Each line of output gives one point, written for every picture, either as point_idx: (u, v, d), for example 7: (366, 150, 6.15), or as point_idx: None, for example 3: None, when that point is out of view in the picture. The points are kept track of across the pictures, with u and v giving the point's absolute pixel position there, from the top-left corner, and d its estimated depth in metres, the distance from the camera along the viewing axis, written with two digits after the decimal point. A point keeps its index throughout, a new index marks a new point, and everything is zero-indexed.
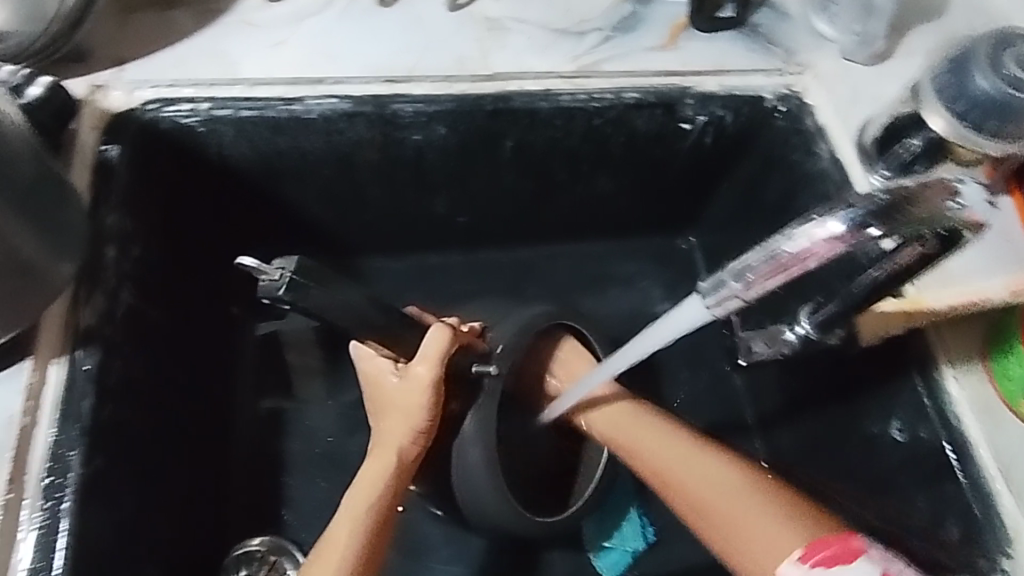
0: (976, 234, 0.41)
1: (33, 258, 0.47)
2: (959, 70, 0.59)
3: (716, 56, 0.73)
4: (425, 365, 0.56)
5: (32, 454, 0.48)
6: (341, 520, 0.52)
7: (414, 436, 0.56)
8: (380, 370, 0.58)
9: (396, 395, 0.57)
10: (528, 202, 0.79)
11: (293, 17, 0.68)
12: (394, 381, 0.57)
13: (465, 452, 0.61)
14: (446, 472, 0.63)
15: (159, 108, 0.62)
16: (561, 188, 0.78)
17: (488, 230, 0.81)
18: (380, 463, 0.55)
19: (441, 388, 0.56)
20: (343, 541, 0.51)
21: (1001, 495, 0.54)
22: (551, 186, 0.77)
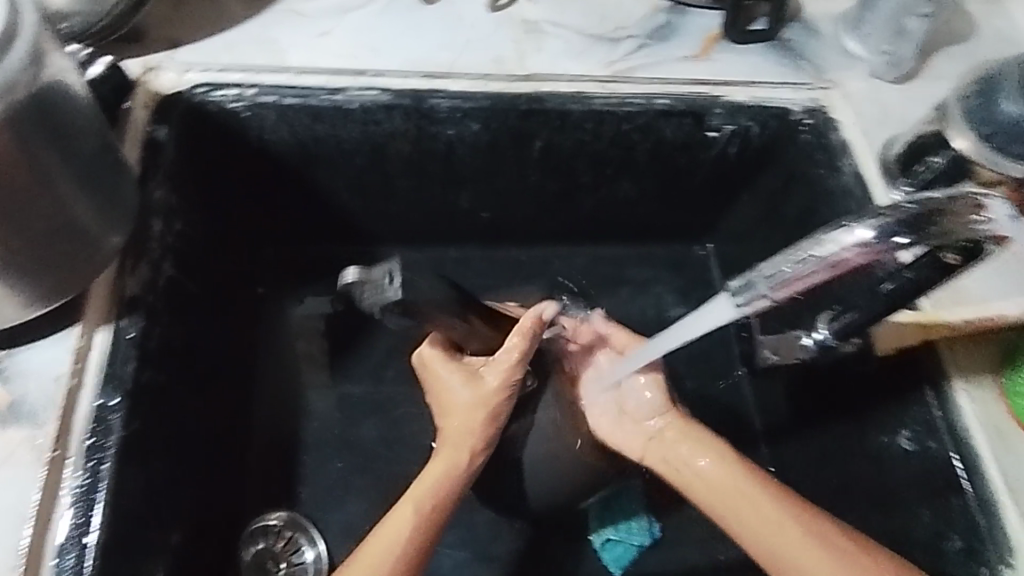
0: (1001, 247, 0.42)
1: (88, 228, 0.50)
2: (988, 94, 0.60)
3: (746, 69, 0.75)
4: (495, 375, 0.58)
5: (75, 413, 0.50)
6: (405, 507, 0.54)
7: (488, 440, 0.57)
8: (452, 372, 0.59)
9: (469, 404, 0.58)
10: (552, 202, 0.81)
11: (339, 10, 0.70)
12: (464, 389, 0.58)
13: (537, 429, 0.66)
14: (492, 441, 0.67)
15: (207, 91, 0.64)
16: (586, 190, 0.80)
17: (510, 227, 0.83)
18: (449, 460, 0.56)
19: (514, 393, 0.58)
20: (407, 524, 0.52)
21: (1007, 510, 0.55)
22: (577, 188, 0.79)
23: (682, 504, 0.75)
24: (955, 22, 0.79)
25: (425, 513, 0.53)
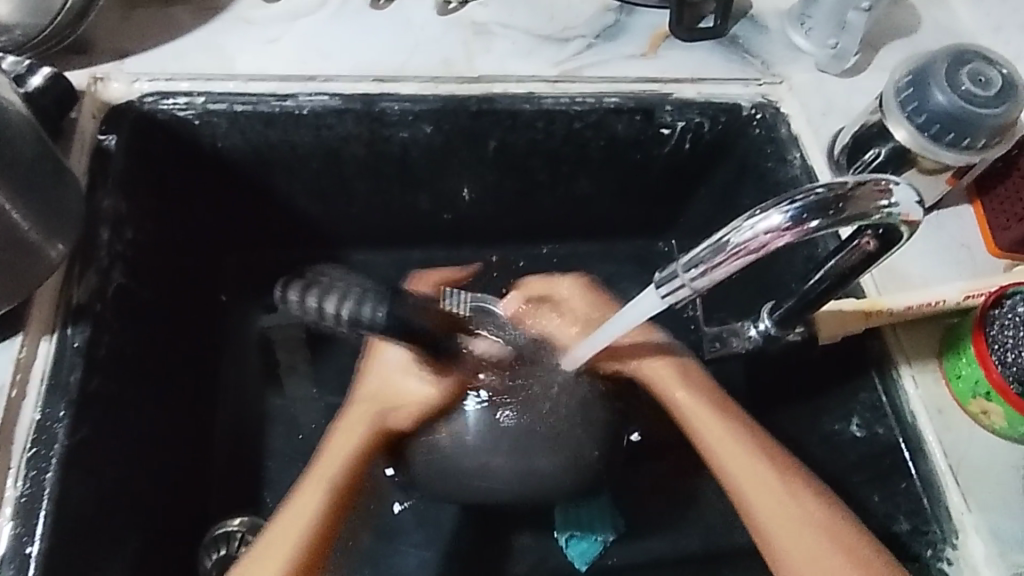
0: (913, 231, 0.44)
1: (28, 238, 0.50)
2: (920, 83, 0.62)
3: (695, 65, 0.76)
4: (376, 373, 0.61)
5: (19, 423, 0.50)
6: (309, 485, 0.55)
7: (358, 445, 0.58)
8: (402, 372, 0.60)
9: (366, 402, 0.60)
10: (512, 202, 0.81)
11: (289, 17, 0.71)
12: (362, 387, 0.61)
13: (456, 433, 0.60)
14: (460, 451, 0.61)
15: (157, 100, 0.64)
16: (544, 189, 0.81)
17: (472, 228, 0.84)
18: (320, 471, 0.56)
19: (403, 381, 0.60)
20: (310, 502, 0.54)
21: (950, 491, 0.56)
22: (535, 186, 0.80)
23: (647, 497, 0.76)
24: (899, 15, 0.81)
25: (329, 489, 0.55)
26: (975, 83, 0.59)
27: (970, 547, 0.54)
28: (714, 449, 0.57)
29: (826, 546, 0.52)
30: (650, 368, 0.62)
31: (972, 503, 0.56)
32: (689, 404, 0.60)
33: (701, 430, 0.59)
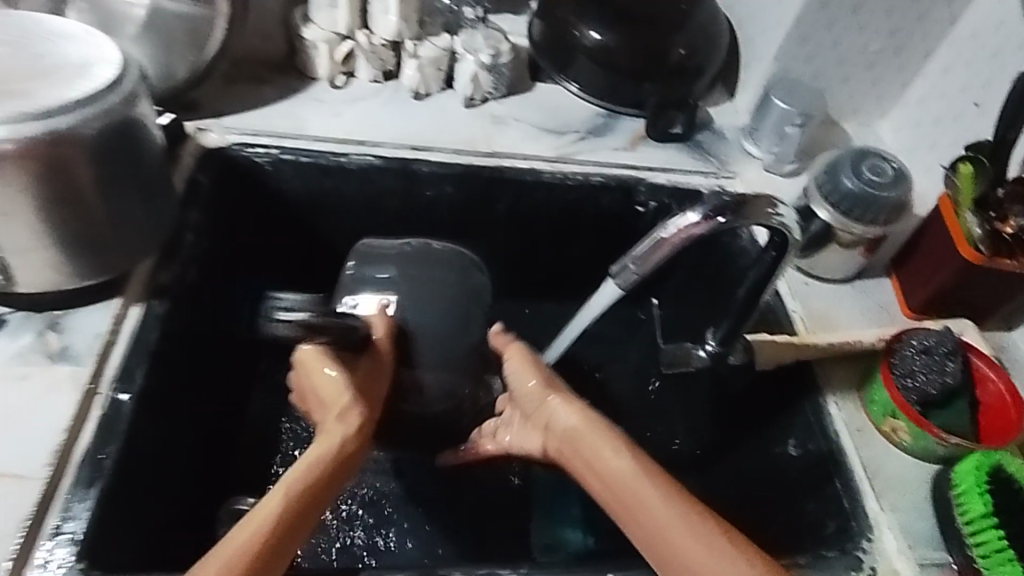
0: (802, 240, 0.58)
1: (142, 221, 0.64)
2: (833, 172, 0.79)
3: (665, 159, 0.96)
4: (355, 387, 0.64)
5: (109, 361, 0.61)
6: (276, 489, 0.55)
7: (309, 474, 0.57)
8: (339, 391, 0.64)
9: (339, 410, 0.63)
10: (514, 259, 0.98)
11: (349, 98, 0.91)
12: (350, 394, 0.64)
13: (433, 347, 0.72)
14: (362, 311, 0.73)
15: (241, 148, 0.83)
16: (541, 250, 0.98)
17: None
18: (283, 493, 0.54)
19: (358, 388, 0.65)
20: (278, 497, 0.53)
21: (867, 493, 0.67)
22: (532, 248, 0.97)
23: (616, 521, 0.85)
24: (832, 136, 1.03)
25: (266, 530, 0.51)
26: (874, 173, 0.77)
27: (884, 540, 0.64)
28: (637, 504, 0.55)
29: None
30: (561, 419, 0.64)
31: (885, 504, 0.66)
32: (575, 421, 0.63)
33: (613, 476, 0.58)
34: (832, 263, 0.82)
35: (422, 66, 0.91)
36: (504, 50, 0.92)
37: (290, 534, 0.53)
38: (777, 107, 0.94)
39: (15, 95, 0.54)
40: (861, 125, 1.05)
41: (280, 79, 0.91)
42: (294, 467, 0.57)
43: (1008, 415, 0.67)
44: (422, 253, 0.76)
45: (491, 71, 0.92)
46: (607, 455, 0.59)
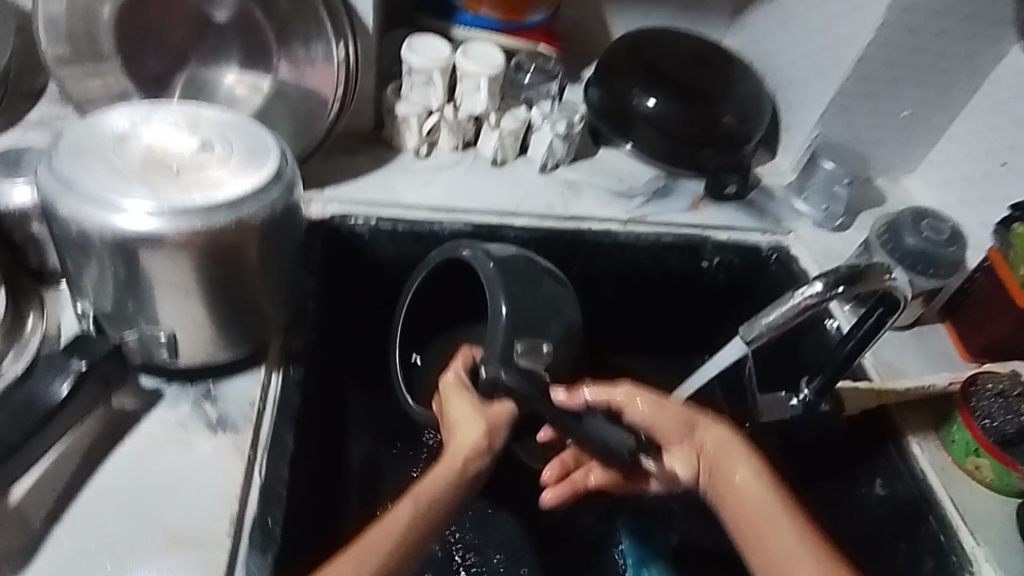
0: (908, 300, 0.64)
1: (282, 294, 0.67)
2: (894, 230, 0.86)
3: (725, 218, 1.03)
4: (473, 423, 0.69)
5: (260, 429, 0.65)
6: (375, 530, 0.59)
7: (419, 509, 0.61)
8: (463, 418, 0.70)
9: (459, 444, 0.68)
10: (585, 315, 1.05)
11: (435, 168, 0.97)
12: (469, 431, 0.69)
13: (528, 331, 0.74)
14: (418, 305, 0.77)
15: (343, 219, 0.88)
16: (611, 305, 1.04)
17: None
18: (390, 529, 0.59)
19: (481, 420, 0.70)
20: (385, 536, 0.58)
21: (961, 529, 0.72)
22: (603, 303, 1.04)
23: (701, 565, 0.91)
24: (868, 193, 1.12)
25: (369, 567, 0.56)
26: (933, 231, 0.85)
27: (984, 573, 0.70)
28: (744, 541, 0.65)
29: None
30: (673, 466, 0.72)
31: (979, 539, 0.72)
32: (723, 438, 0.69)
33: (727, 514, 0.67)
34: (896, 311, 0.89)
35: (503, 137, 0.97)
36: (577, 121, 0.99)
37: None
38: (826, 167, 1.04)
39: (198, 187, 0.57)
40: (891, 182, 1.15)
41: (371, 150, 0.97)
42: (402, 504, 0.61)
43: None
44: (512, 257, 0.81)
45: (565, 140, 0.99)
46: (742, 489, 0.66)
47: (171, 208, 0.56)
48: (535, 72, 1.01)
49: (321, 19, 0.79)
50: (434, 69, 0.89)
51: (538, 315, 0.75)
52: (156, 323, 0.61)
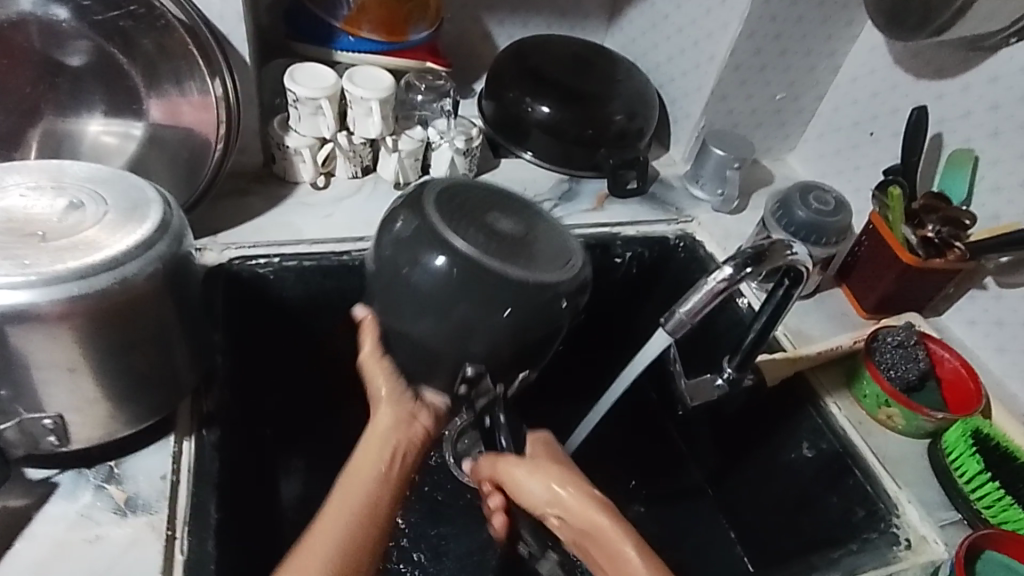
0: (810, 271, 0.68)
1: (186, 355, 0.63)
2: (784, 206, 0.91)
3: (630, 212, 1.07)
4: (392, 408, 0.73)
5: (179, 501, 0.60)
6: (320, 535, 0.59)
7: (360, 513, 0.62)
8: (387, 398, 0.74)
9: (382, 429, 0.71)
10: None
11: (335, 199, 0.94)
12: (389, 414, 0.72)
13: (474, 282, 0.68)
14: (373, 257, 0.74)
15: (243, 262, 0.83)
16: None
17: None
18: (319, 544, 0.58)
19: (405, 408, 0.73)
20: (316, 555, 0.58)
21: (884, 477, 0.77)
22: None
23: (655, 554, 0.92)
24: (754, 174, 1.19)
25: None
26: (820, 203, 0.90)
27: (908, 514, 0.74)
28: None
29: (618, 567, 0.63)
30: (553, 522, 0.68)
31: (900, 483, 0.77)
32: (569, 498, 0.67)
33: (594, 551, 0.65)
34: None
35: (402, 158, 0.96)
36: (475, 134, 0.98)
37: None
38: (715, 154, 1.08)
39: (73, 250, 0.52)
40: (773, 161, 1.23)
41: (264, 188, 0.92)
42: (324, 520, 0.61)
43: (967, 385, 0.81)
44: (450, 199, 0.73)
45: (466, 155, 0.98)
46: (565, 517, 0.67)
47: (44, 279, 0.50)
48: (420, 92, 1.00)
49: (193, 59, 0.75)
50: (320, 97, 0.86)
51: (500, 265, 0.69)
52: (42, 409, 0.55)
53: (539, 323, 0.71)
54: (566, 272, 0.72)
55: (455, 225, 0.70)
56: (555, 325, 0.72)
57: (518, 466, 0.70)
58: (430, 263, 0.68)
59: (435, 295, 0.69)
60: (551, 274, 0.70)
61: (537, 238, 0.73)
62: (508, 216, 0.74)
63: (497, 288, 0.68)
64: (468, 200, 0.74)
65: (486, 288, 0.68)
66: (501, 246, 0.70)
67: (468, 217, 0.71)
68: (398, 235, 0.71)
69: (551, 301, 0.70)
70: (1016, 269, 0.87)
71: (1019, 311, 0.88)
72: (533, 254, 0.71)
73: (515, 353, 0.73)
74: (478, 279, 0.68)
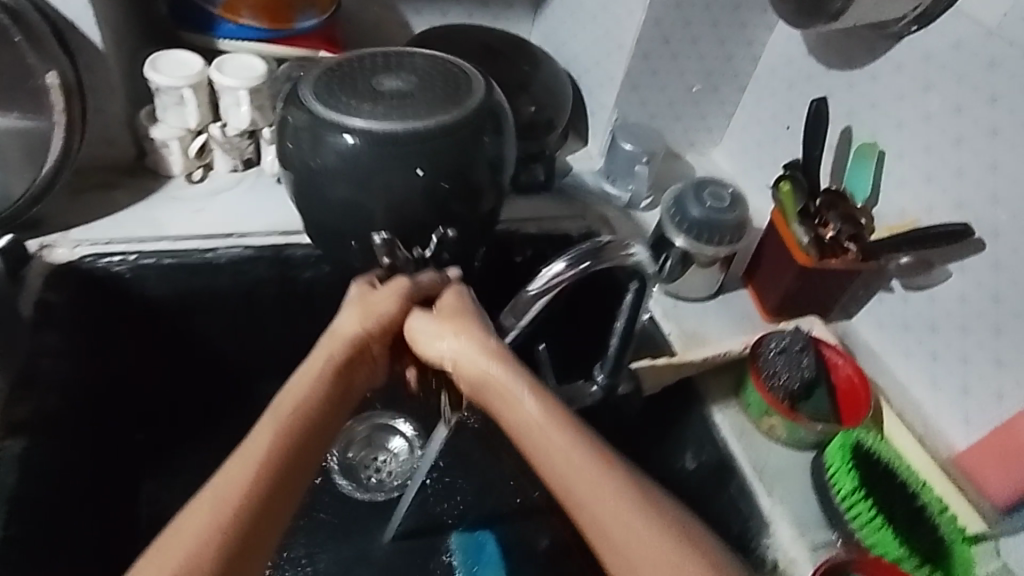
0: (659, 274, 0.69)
1: None
2: (678, 204, 0.86)
3: (532, 209, 1.03)
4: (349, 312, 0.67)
5: None
6: (241, 456, 0.55)
7: (284, 429, 0.57)
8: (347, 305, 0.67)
9: (345, 331, 0.66)
10: None
11: (210, 192, 0.89)
12: (344, 318, 0.66)
13: (386, 150, 0.68)
14: (280, 139, 0.73)
15: (95, 259, 0.79)
16: None
17: None
18: (244, 463, 0.55)
19: (373, 313, 0.66)
20: (248, 467, 0.54)
21: (761, 493, 0.72)
22: None
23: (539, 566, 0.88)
24: (675, 169, 1.15)
25: (201, 518, 0.51)
26: (714, 200, 0.85)
27: (779, 534, 0.70)
28: (561, 482, 0.57)
29: (564, 463, 0.57)
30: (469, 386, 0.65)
31: (777, 499, 0.72)
32: (456, 352, 0.65)
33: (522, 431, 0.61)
34: (699, 282, 0.90)
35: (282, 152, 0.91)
36: None
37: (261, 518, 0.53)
38: (623, 149, 1.03)
39: None
40: (698, 155, 1.18)
41: (132, 181, 0.88)
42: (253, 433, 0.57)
43: (858, 394, 0.76)
44: (338, 75, 0.73)
45: None
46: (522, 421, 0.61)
47: None
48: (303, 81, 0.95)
49: None
50: (184, 87, 0.81)
51: (401, 127, 0.68)
52: None
53: (464, 172, 0.71)
54: (443, 70, 0.74)
55: (345, 107, 0.70)
56: (483, 172, 0.72)
57: (425, 319, 0.67)
58: (337, 140, 0.68)
59: (358, 174, 0.69)
60: (460, 121, 0.70)
61: (430, 91, 0.72)
62: (395, 73, 0.73)
63: (414, 144, 0.68)
64: (356, 70, 0.73)
65: (399, 151, 0.68)
66: (400, 110, 0.69)
67: (357, 99, 0.70)
68: (300, 122, 0.71)
69: (474, 130, 0.70)
70: (921, 270, 0.81)
71: (924, 316, 0.82)
72: (439, 95, 0.71)
73: (452, 211, 0.73)
74: (390, 147, 0.68)
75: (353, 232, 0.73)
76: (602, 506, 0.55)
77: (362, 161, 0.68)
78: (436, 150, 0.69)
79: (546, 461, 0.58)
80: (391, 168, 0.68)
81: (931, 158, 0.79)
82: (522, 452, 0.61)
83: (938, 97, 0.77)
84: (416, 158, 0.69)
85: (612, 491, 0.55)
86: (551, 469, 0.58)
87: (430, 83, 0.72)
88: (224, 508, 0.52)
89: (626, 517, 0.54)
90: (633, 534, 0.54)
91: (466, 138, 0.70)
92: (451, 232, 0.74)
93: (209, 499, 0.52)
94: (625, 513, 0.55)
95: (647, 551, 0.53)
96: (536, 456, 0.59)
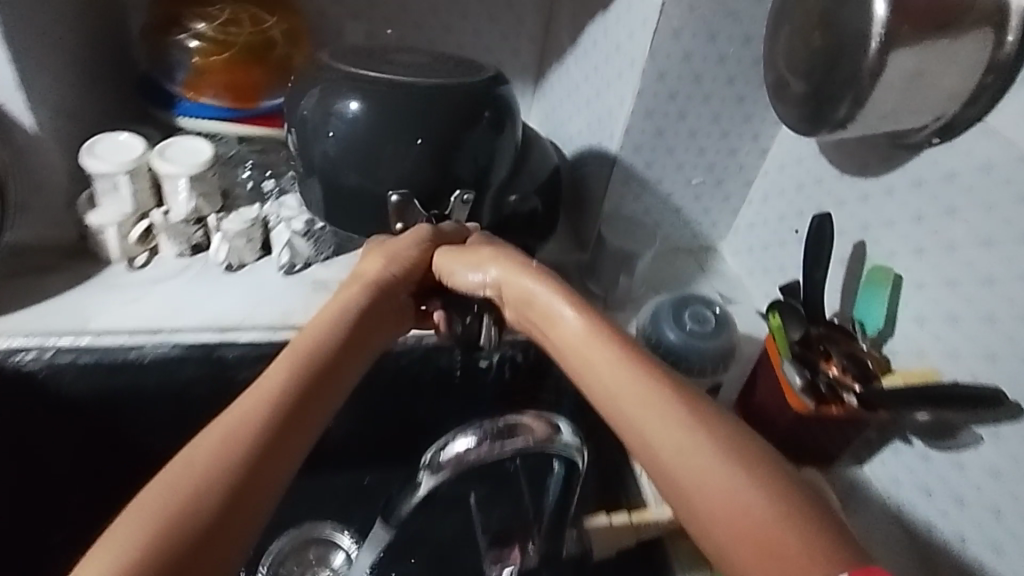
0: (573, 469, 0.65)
1: None
2: (654, 326, 0.76)
3: None
4: (382, 260, 0.71)
5: None
6: (260, 385, 0.52)
7: (301, 359, 0.56)
8: (372, 258, 0.72)
9: (372, 270, 0.70)
10: (368, 428, 0.93)
11: (151, 280, 0.83)
12: (378, 266, 0.70)
13: (395, 135, 0.77)
14: (293, 123, 0.82)
15: (8, 355, 0.74)
16: (385, 415, 0.93)
17: (326, 450, 0.94)
18: (260, 397, 0.51)
19: (391, 261, 0.71)
20: (266, 395, 0.51)
21: None
22: (376, 414, 0.92)
23: None
24: (674, 267, 1.03)
25: (257, 422, 0.49)
26: (695, 323, 0.75)
27: None
28: (616, 408, 0.52)
29: (636, 387, 0.51)
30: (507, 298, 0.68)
31: None
32: (501, 278, 0.68)
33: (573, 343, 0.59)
34: None
35: (230, 239, 0.84)
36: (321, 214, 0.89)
37: (272, 456, 0.48)
38: None
39: None
40: (700, 249, 1.07)
41: (72, 265, 0.83)
42: (267, 369, 0.54)
43: None
44: (350, 61, 0.82)
45: (308, 238, 0.87)
46: (561, 328, 0.61)
47: None
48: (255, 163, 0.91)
49: None
50: (120, 173, 0.77)
51: (406, 108, 0.77)
52: None
53: (473, 160, 0.80)
54: (462, 68, 0.84)
55: (361, 66, 0.81)
56: (482, 151, 0.80)
57: (449, 252, 0.73)
58: (345, 109, 0.77)
59: (371, 170, 0.78)
60: (461, 91, 0.78)
61: (438, 63, 0.84)
62: (401, 68, 0.82)
63: (411, 112, 0.77)
64: (371, 62, 0.83)
65: (401, 107, 0.76)
66: (405, 97, 0.77)
67: (372, 63, 0.82)
68: (309, 115, 0.79)
69: (463, 111, 0.78)
70: (944, 432, 0.67)
71: (948, 483, 0.68)
72: (435, 75, 0.81)
73: (447, 179, 0.80)
74: (390, 113, 0.76)
75: (371, 208, 0.82)
76: (667, 443, 0.47)
77: (364, 129, 0.77)
78: (436, 111, 0.77)
79: (606, 378, 0.54)
80: (400, 147, 0.77)
81: (956, 294, 0.66)
82: (567, 372, 0.60)
83: (963, 224, 0.66)
84: (418, 127, 0.77)
85: (677, 411, 0.49)
86: (590, 379, 0.55)
87: (431, 67, 0.83)
88: (228, 450, 0.47)
89: (693, 437, 0.47)
90: (716, 469, 0.45)
91: (462, 114, 0.77)
92: (466, 194, 0.81)
93: (226, 430, 0.47)
94: (681, 420, 0.48)
95: (722, 481, 0.44)
96: (587, 364, 0.56)
